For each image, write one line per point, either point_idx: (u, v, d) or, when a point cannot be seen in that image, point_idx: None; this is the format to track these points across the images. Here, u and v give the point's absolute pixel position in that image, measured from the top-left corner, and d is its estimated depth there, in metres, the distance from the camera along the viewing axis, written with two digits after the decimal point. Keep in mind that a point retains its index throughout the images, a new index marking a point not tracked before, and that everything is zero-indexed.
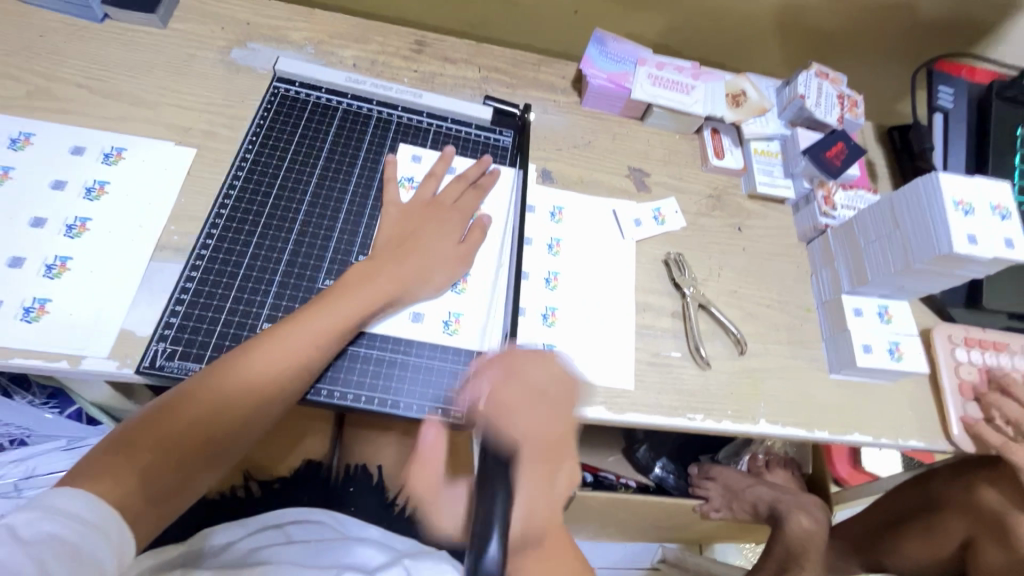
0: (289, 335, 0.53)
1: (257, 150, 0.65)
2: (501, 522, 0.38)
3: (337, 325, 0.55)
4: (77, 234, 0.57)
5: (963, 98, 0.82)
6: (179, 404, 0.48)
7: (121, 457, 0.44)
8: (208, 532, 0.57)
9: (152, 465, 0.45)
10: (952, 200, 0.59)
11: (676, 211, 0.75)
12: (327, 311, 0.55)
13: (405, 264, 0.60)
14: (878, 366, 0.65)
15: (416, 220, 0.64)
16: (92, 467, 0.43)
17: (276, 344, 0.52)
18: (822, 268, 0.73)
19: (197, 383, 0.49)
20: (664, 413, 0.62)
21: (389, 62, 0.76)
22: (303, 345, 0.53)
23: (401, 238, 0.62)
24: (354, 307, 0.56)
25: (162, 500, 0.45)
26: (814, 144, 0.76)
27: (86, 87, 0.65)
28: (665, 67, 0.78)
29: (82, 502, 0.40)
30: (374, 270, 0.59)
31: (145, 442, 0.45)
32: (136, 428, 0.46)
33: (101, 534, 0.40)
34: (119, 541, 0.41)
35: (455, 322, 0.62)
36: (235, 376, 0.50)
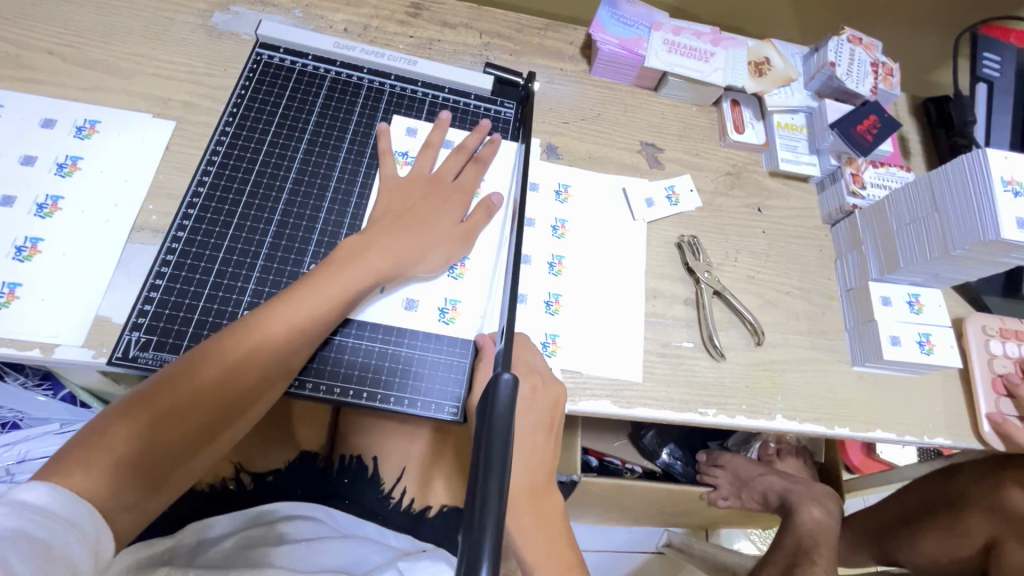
0: (277, 314, 0.49)
1: (238, 124, 0.60)
2: (493, 546, 0.28)
3: (330, 304, 0.51)
4: (48, 213, 0.54)
5: (1010, 67, 0.75)
6: (164, 389, 0.44)
7: (100, 447, 0.41)
8: (208, 520, 0.56)
9: (134, 455, 0.41)
10: (1000, 181, 0.53)
11: (691, 190, 0.69)
12: (318, 289, 0.51)
13: (402, 238, 0.56)
14: (906, 360, 0.61)
15: (414, 193, 0.59)
16: (69, 458, 0.40)
17: (265, 323, 0.48)
18: (848, 252, 0.68)
19: (181, 367, 0.46)
20: (674, 408, 0.59)
21: (383, 27, 0.70)
22: (294, 325, 0.49)
23: (398, 213, 0.57)
24: (347, 285, 0.52)
25: (146, 493, 0.42)
26: (844, 117, 0.69)
27: (56, 54, 0.61)
28: (683, 31, 0.71)
29: (51, 496, 0.36)
30: (367, 244, 0.54)
31: (123, 434, 0.42)
32: (118, 414, 0.43)
33: (75, 530, 0.36)
34: (95, 538, 0.38)
35: (452, 309, 0.58)
36: (220, 359, 0.46)
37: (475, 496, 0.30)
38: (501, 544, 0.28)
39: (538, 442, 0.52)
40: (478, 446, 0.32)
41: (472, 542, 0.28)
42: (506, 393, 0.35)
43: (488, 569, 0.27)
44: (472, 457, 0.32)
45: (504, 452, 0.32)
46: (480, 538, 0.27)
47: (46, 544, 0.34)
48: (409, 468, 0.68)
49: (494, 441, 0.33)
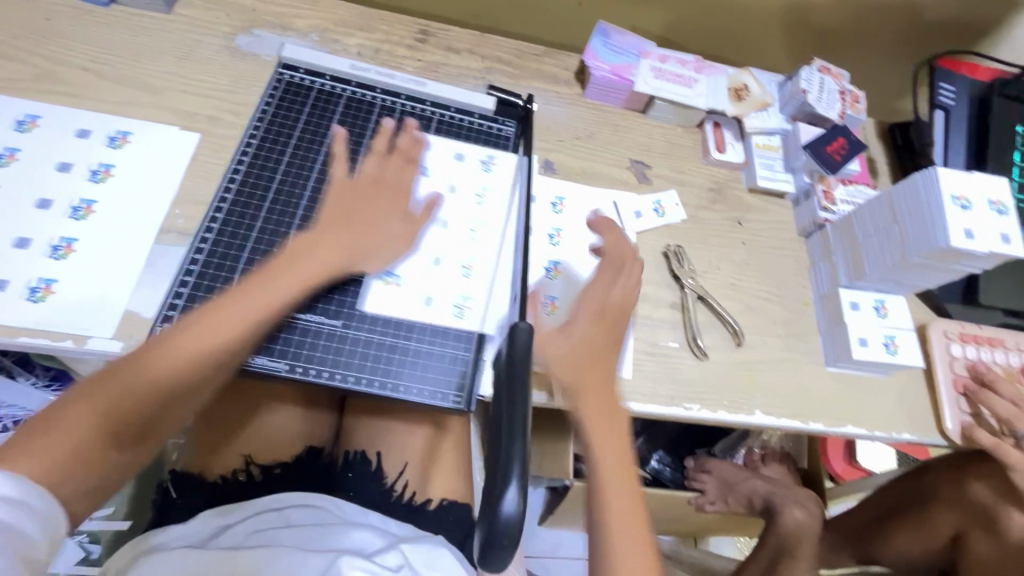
0: (220, 311, 0.51)
1: (262, 137, 0.65)
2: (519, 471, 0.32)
3: (271, 303, 0.53)
4: (82, 216, 0.58)
5: (965, 95, 0.82)
6: (104, 381, 0.48)
7: (41, 437, 0.45)
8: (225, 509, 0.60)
9: (82, 440, 0.46)
10: (949, 196, 0.59)
11: (676, 203, 0.75)
12: (247, 295, 0.53)
13: (338, 244, 0.58)
14: (874, 360, 0.66)
15: (355, 196, 0.61)
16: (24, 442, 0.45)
17: (209, 318, 0.51)
18: (821, 262, 0.74)
19: (120, 363, 0.49)
20: (661, 402, 0.63)
21: (393, 50, 0.76)
22: (239, 321, 0.52)
23: (336, 217, 0.59)
24: (279, 291, 0.54)
25: (90, 474, 0.47)
26: (815, 139, 0.76)
27: (91, 71, 0.66)
28: (668, 59, 0.78)
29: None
30: (298, 254, 0.56)
31: (71, 423, 0.46)
32: (70, 400, 0.47)
33: (35, 516, 0.42)
34: (54, 522, 0.43)
35: (464, 305, 0.62)
36: (159, 356, 0.49)
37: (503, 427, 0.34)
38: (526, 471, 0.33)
39: (615, 323, 0.58)
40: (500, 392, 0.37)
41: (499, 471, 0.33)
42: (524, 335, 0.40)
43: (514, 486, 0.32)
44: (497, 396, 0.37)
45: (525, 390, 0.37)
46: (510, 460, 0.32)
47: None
48: (411, 462, 0.72)
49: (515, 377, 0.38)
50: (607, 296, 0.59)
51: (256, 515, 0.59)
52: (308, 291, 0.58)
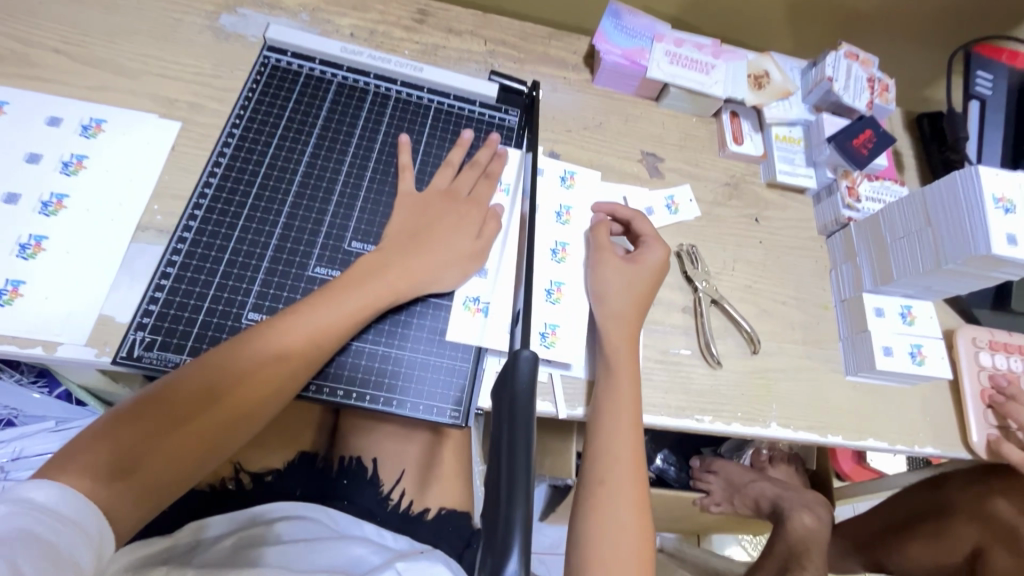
0: (292, 324, 0.49)
1: (245, 126, 0.60)
2: (521, 531, 0.27)
3: (339, 321, 0.51)
4: (53, 211, 0.54)
5: (1003, 85, 0.77)
6: (161, 395, 0.44)
7: (101, 447, 0.41)
8: (213, 520, 0.56)
9: (125, 461, 0.41)
10: (992, 197, 0.55)
11: (691, 199, 0.70)
12: (346, 296, 0.52)
13: (419, 255, 0.56)
14: (898, 370, 0.62)
15: (430, 208, 0.60)
16: (67, 462, 0.40)
17: (278, 334, 0.49)
18: (843, 264, 0.70)
19: (193, 370, 0.46)
20: (671, 414, 0.59)
21: (388, 32, 0.71)
22: (302, 339, 0.49)
23: (413, 229, 0.58)
24: (374, 295, 0.53)
25: (143, 494, 0.42)
26: (840, 131, 0.71)
27: (63, 53, 0.61)
28: (685, 43, 0.72)
29: (59, 496, 0.37)
30: (381, 263, 0.55)
31: (128, 435, 0.42)
32: (117, 420, 0.43)
33: (80, 532, 0.37)
34: (98, 542, 0.38)
35: (474, 307, 0.59)
36: (232, 361, 0.47)
37: (503, 477, 0.29)
38: (529, 527, 0.27)
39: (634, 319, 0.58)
40: (500, 428, 0.32)
41: (497, 533, 0.27)
42: (528, 365, 0.35)
43: (515, 553, 0.26)
44: (494, 439, 0.32)
45: (528, 430, 0.32)
46: (509, 520, 0.27)
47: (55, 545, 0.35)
48: (409, 470, 0.69)
49: (515, 414, 0.33)
50: (626, 291, 0.59)
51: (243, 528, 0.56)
52: (294, 295, 0.54)
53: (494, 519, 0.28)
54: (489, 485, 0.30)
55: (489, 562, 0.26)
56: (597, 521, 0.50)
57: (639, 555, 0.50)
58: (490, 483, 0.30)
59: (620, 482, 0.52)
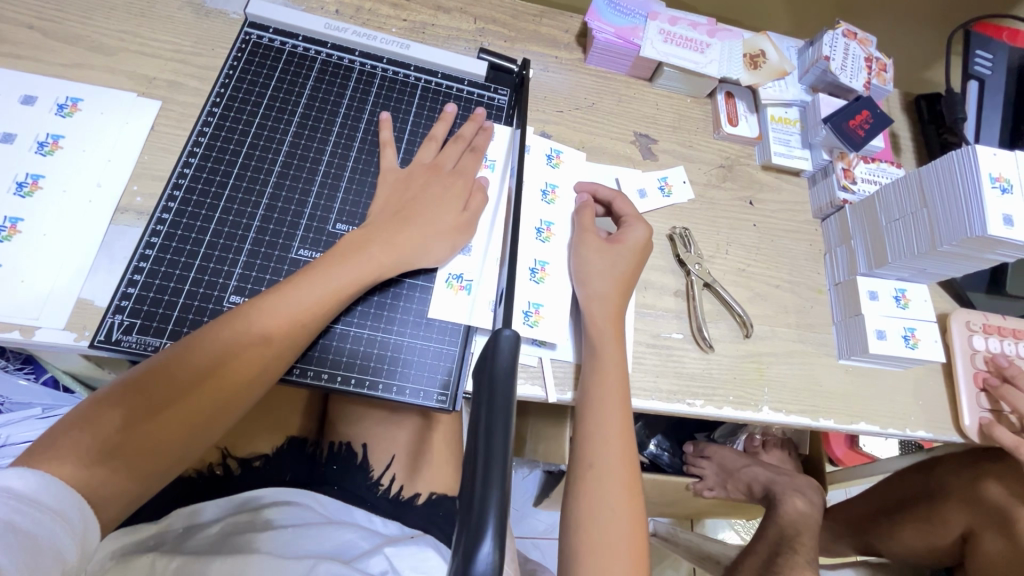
0: (278, 303, 0.48)
1: (226, 104, 0.59)
2: (498, 510, 0.26)
3: (325, 299, 0.50)
4: (28, 192, 0.52)
5: (1003, 64, 0.76)
6: (144, 379, 0.43)
7: (85, 433, 0.40)
8: (200, 506, 0.56)
9: (112, 442, 0.41)
10: (988, 177, 0.54)
11: (684, 181, 0.69)
12: (329, 276, 0.50)
13: (406, 235, 0.55)
14: (891, 353, 0.61)
15: (417, 186, 0.58)
16: (53, 446, 0.39)
17: (263, 312, 0.47)
18: (838, 247, 0.69)
19: (176, 353, 0.45)
20: (662, 399, 0.59)
21: (375, 9, 0.69)
22: (287, 318, 0.48)
23: (399, 209, 0.57)
24: (358, 274, 0.52)
25: (130, 479, 0.41)
26: (836, 111, 0.69)
27: (38, 29, 0.59)
28: (679, 21, 0.71)
29: (40, 485, 0.36)
30: (368, 243, 0.53)
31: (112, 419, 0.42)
32: (103, 402, 0.42)
33: (62, 522, 0.36)
34: (82, 529, 0.38)
35: (456, 284, 0.58)
36: (215, 344, 0.46)
37: (478, 455, 0.28)
38: (506, 506, 0.26)
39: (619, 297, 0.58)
40: (478, 408, 0.31)
41: (468, 514, 0.26)
42: (509, 345, 0.34)
43: (492, 532, 0.25)
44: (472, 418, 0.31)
45: (507, 408, 0.31)
46: (485, 500, 0.26)
47: (35, 537, 0.34)
48: (399, 455, 0.68)
49: (496, 393, 0.32)
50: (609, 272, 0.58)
51: (230, 514, 0.55)
52: (277, 278, 0.53)
53: (468, 500, 0.27)
54: (468, 463, 0.29)
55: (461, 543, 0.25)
56: (585, 500, 0.50)
57: (629, 536, 0.49)
58: (467, 464, 0.28)
59: (607, 462, 0.51)
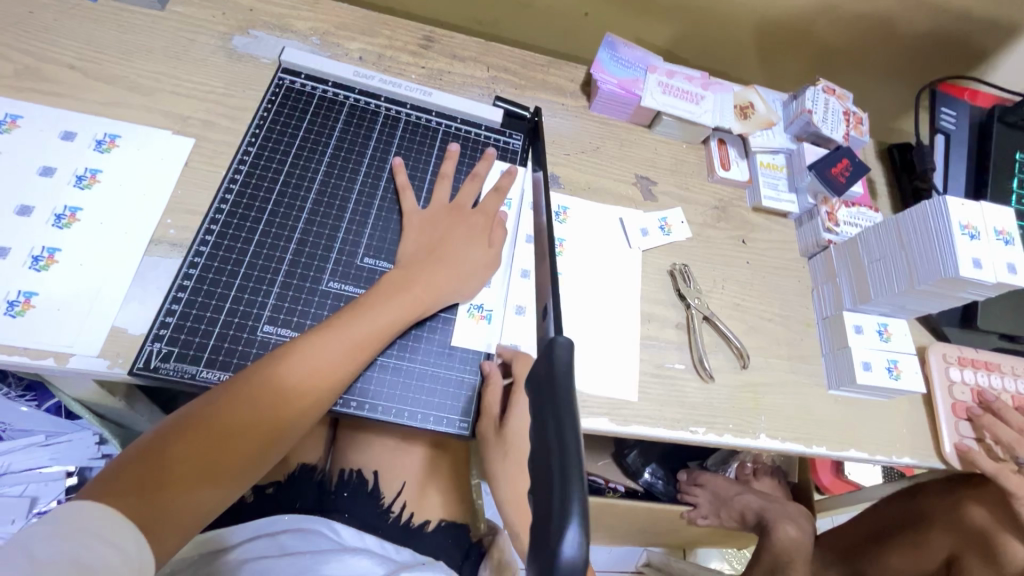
0: (324, 342, 0.51)
1: (260, 144, 0.62)
2: (581, 508, 0.26)
3: (367, 338, 0.53)
4: (66, 224, 0.54)
5: (964, 121, 0.83)
6: (197, 420, 0.46)
7: (141, 471, 0.42)
8: (228, 530, 0.58)
9: (171, 478, 0.43)
10: (959, 224, 0.60)
11: (682, 221, 0.74)
12: (366, 320, 0.54)
13: (441, 268, 0.59)
14: (877, 384, 0.66)
15: (441, 224, 0.63)
16: (116, 478, 0.42)
17: (311, 350, 0.51)
18: (824, 284, 0.74)
19: (226, 396, 0.47)
20: (667, 427, 0.62)
21: (395, 57, 0.74)
22: (333, 357, 0.51)
23: (426, 246, 0.61)
24: (393, 317, 0.55)
25: (183, 517, 0.43)
26: (820, 159, 0.76)
27: (78, 69, 0.62)
28: (676, 75, 0.77)
29: (102, 519, 0.39)
30: (402, 280, 0.57)
31: (168, 458, 0.44)
32: (161, 438, 0.45)
33: (119, 556, 0.39)
34: (139, 562, 0.40)
35: (477, 314, 0.62)
36: (263, 386, 0.49)
37: (552, 462, 0.28)
38: (587, 505, 0.26)
39: None
40: (543, 405, 0.31)
41: None
42: (565, 351, 0.33)
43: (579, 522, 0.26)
44: (539, 439, 0.29)
45: (571, 407, 0.30)
46: (566, 497, 0.26)
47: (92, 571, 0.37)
48: (409, 482, 0.70)
49: (558, 408, 0.30)
50: None
51: (248, 542, 0.56)
52: (308, 309, 0.56)
53: (546, 508, 0.27)
54: (538, 490, 0.28)
55: (544, 545, 0.25)
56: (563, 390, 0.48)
57: None
58: (540, 484, 0.28)
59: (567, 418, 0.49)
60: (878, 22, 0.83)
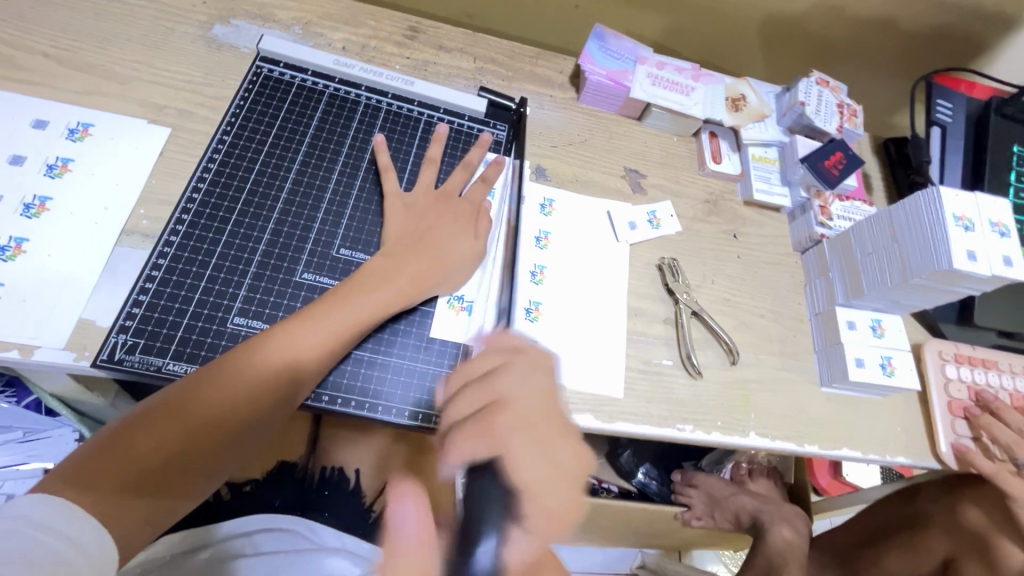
0: (299, 333, 0.50)
1: (236, 133, 0.61)
2: None
3: (346, 329, 0.52)
4: (35, 214, 0.53)
5: (961, 114, 0.82)
6: (166, 410, 0.45)
7: (107, 461, 0.41)
8: (212, 525, 0.57)
9: (138, 469, 0.42)
10: (952, 216, 0.58)
11: (672, 215, 0.73)
12: (344, 310, 0.52)
13: (422, 258, 0.58)
14: (871, 381, 0.64)
15: (421, 215, 0.61)
16: (81, 471, 0.40)
17: (286, 340, 0.49)
18: (817, 279, 0.72)
19: (197, 385, 0.46)
20: (653, 424, 0.60)
21: (380, 47, 0.73)
22: (310, 347, 0.50)
23: (405, 237, 0.59)
24: (373, 307, 0.54)
25: (150, 510, 0.42)
26: (813, 152, 0.74)
27: (53, 57, 0.61)
28: (666, 66, 0.76)
29: (57, 512, 0.37)
30: (384, 271, 0.56)
31: (136, 448, 0.42)
32: (128, 428, 0.43)
33: (76, 548, 0.37)
34: (98, 555, 0.38)
35: (458, 306, 0.60)
36: (235, 377, 0.47)
37: None
38: None
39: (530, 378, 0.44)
40: None
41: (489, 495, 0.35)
42: None
43: None
44: None
45: None
46: None
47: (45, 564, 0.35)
48: (390, 481, 0.68)
49: None
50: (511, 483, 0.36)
51: (223, 541, 0.55)
52: (281, 301, 0.55)
53: None
54: None
55: None
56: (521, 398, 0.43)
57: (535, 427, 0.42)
58: None
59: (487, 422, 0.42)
60: (873, 12, 0.81)
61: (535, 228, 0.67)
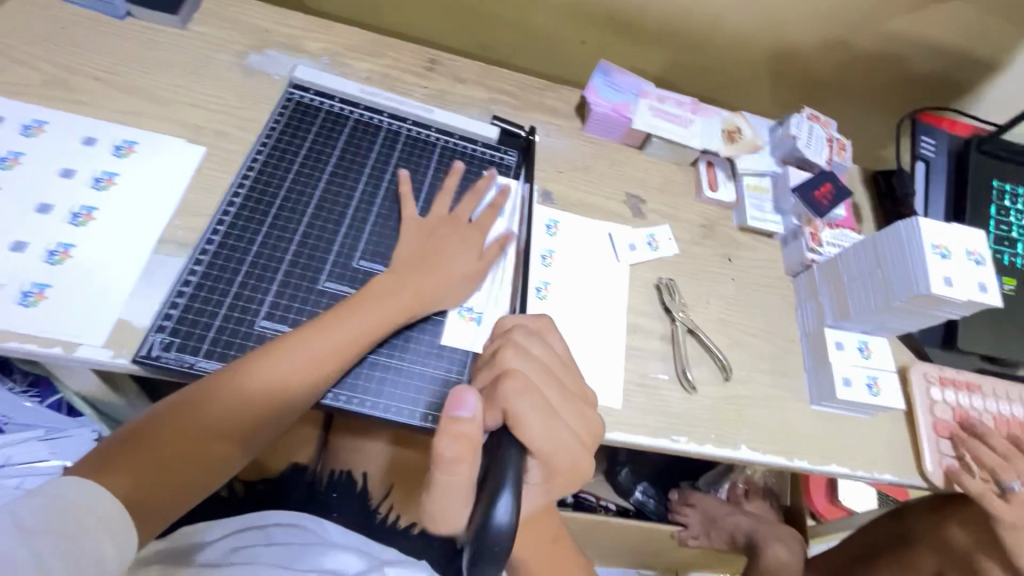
0: (310, 342, 0.54)
1: (268, 153, 0.66)
2: None
3: (353, 339, 0.56)
4: (82, 222, 0.58)
5: (944, 149, 0.87)
6: (186, 408, 0.49)
7: (132, 451, 0.46)
8: (226, 520, 0.60)
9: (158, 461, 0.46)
10: (931, 244, 0.62)
11: (670, 238, 0.77)
12: (354, 321, 0.56)
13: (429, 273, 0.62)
14: (857, 400, 0.68)
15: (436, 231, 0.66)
16: (108, 461, 0.45)
17: (297, 349, 0.53)
18: (807, 301, 0.76)
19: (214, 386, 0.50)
20: (649, 434, 0.64)
21: (400, 76, 0.79)
22: (318, 356, 0.54)
23: (421, 252, 0.63)
24: (380, 319, 0.57)
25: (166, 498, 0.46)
26: (803, 183, 0.79)
27: (103, 81, 0.67)
28: (666, 100, 0.81)
29: (90, 495, 0.42)
30: (393, 285, 0.60)
31: (158, 441, 0.47)
32: (154, 422, 0.48)
33: (104, 531, 0.41)
34: (125, 536, 0.43)
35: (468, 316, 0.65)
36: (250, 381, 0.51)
37: None
38: None
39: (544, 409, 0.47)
40: None
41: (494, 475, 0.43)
42: None
43: None
44: None
45: None
46: None
47: (80, 545, 0.39)
48: (397, 484, 0.71)
49: None
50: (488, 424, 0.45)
51: (236, 533, 0.58)
52: (305, 307, 0.59)
53: None
54: None
55: None
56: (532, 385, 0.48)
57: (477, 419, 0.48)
58: None
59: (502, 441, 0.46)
60: (860, 54, 0.87)
61: (541, 246, 0.71)
